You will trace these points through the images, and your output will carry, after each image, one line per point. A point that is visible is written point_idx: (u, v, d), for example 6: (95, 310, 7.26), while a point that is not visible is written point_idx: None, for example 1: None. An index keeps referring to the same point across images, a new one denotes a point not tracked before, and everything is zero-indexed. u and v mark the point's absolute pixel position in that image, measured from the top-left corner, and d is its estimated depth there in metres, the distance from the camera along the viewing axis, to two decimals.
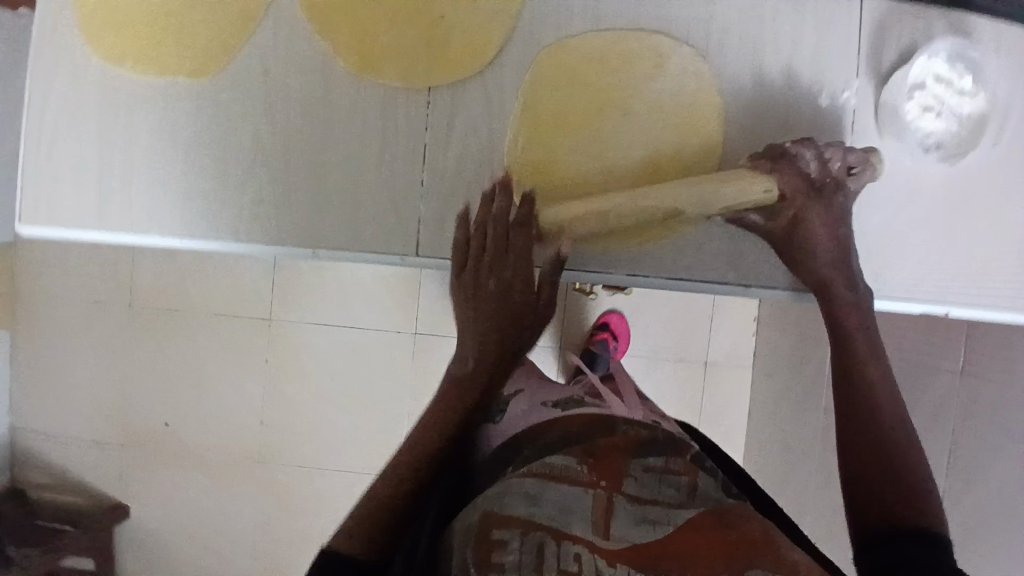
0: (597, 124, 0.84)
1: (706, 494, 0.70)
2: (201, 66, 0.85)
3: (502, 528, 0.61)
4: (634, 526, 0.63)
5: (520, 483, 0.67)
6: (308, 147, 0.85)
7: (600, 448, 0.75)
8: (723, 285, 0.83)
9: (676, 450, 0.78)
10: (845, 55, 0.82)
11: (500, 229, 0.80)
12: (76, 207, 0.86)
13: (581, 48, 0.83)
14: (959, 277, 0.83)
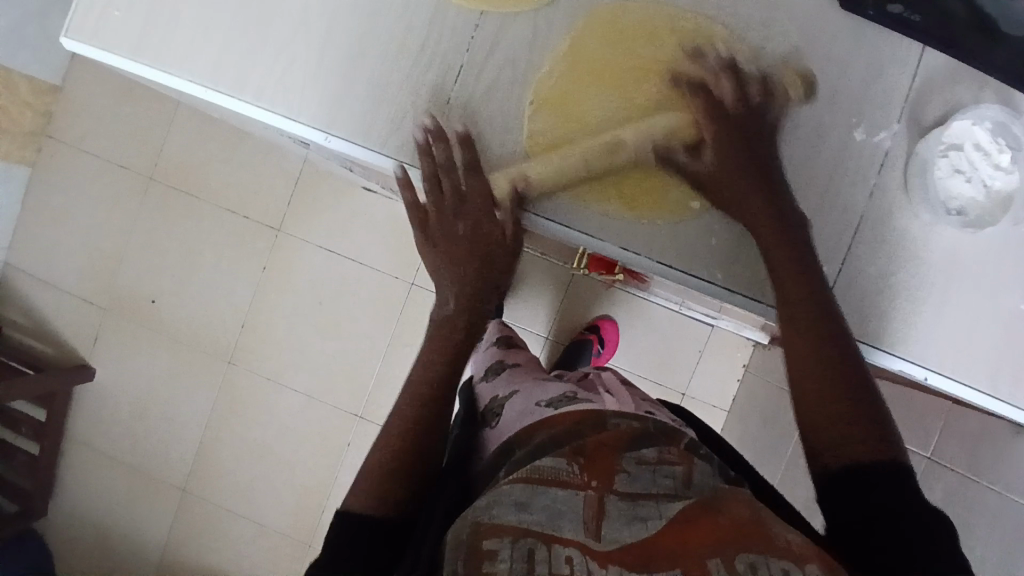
0: (630, 90, 0.71)
1: (706, 481, 0.59)
2: None
3: (492, 537, 0.52)
4: (628, 524, 0.53)
5: (508, 491, 0.56)
6: (329, 23, 0.72)
7: (587, 435, 0.62)
8: (720, 289, 0.72)
9: (672, 434, 0.65)
10: (892, 95, 0.72)
11: (452, 181, 0.71)
12: (119, 28, 0.73)
13: (637, 13, 0.72)
14: (935, 362, 0.74)
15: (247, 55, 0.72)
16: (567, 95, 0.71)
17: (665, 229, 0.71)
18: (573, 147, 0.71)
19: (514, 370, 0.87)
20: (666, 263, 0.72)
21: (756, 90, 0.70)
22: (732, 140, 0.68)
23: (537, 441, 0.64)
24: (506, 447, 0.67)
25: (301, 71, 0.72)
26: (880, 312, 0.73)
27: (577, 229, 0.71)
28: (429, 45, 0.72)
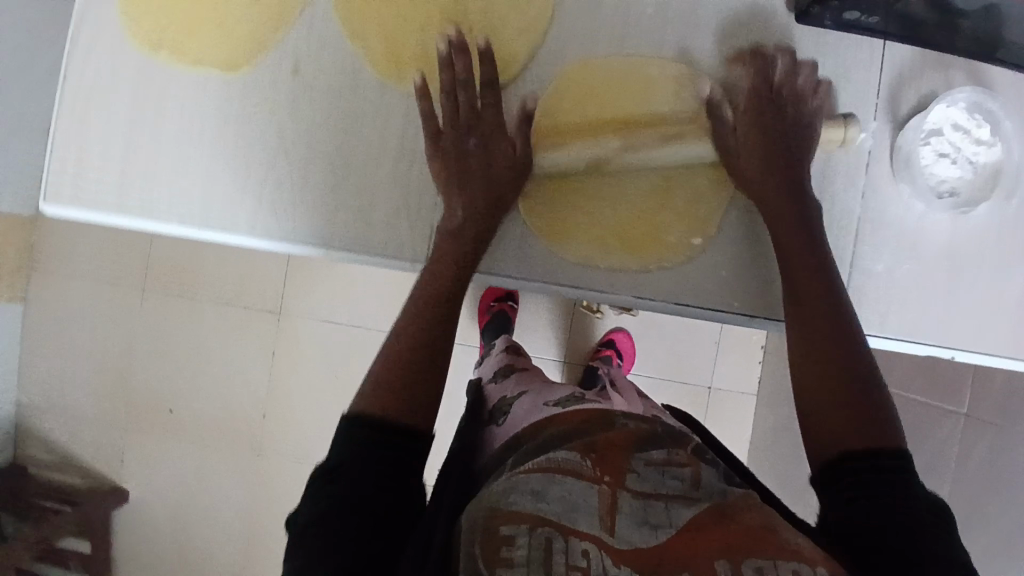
0: (614, 149, 0.70)
1: (715, 483, 0.57)
2: (238, 59, 0.71)
3: (508, 523, 0.50)
4: (642, 527, 0.52)
5: (523, 479, 0.55)
6: (303, 142, 0.72)
7: (598, 432, 0.61)
8: (733, 313, 0.72)
9: (681, 437, 0.63)
10: (864, 97, 0.73)
11: (468, 95, 0.69)
12: (98, 187, 0.73)
13: (602, 71, 0.72)
14: (958, 342, 0.75)
15: (234, 184, 0.72)
16: (552, 162, 0.72)
17: (675, 270, 0.72)
18: (570, 212, 0.72)
19: (518, 376, 0.88)
20: (680, 302, 0.72)
21: (809, 76, 0.71)
22: (762, 101, 0.70)
23: (547, 435, 0.62)
24: (514, 441, 0.65)
25: (289, 189, 0.72)
26: (892, 305, 0.74)
27: (590, 287, 0.72)
28: (410, 137, 0.71)
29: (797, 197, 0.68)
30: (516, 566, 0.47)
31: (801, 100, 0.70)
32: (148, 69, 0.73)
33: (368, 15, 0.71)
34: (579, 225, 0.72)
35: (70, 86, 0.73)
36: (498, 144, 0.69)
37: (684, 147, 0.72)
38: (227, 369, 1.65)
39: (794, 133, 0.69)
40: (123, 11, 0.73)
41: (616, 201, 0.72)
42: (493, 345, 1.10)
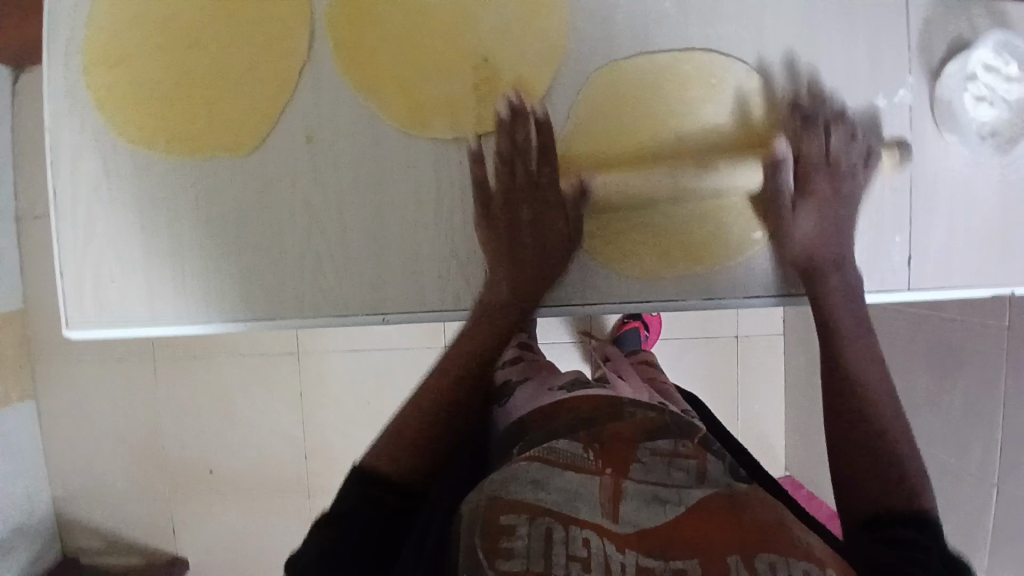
0: (657, 155, 0.68)
1: (722, 478, 0.53)
2: (244, 135, 0.67)
3: (508, 513, 0.47)
4: (647, 511, 0.49)
5: (524, 468, 0.51)
6: (330, 211, 0.67)
7: (604, 420, 0.58)
8: (786, 298, 0.70)
9: (688, 429, 0.59)
10: (897, 53, 0.70)
11: (525, 168, 0.67)
12: (123, 296, 0.69)
13: (632, 74, 0.67)
14: (1021, 278, 0.73)
15: (266, 267, 0.68)
16: (596, 183, 0.68)
17: (737, 270, 0.70)
18: (624, 231, 0.69)
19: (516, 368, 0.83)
20: (749, 294, 0.70)
21: (861, 152, 0.70)
22: (815, 168, 0.69)
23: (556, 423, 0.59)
24: (522, 426, 0.62)
25: (329, 262, 0.68)
26: (951, 257, 0.73)
27: (658, 300, 0.70)
28: (445, 184, 0.67)
29: (818, 263, 0.68)
30: (517, 559, 0.44)
31: (850, 172, 0.70)
32: (149, 165, 0.68)
33: (374, 64, 0.66)
34: (636, 244, 0.69)
35: (69, 199, 0.68)
36: (549, 223, 0.68)
37: (729, 147, 0.69)
38: (261, 428, 1.41)
39: (841, 202, 0.69)
40: (109, 106, 0.68)
41: (669, 215, 0.69)
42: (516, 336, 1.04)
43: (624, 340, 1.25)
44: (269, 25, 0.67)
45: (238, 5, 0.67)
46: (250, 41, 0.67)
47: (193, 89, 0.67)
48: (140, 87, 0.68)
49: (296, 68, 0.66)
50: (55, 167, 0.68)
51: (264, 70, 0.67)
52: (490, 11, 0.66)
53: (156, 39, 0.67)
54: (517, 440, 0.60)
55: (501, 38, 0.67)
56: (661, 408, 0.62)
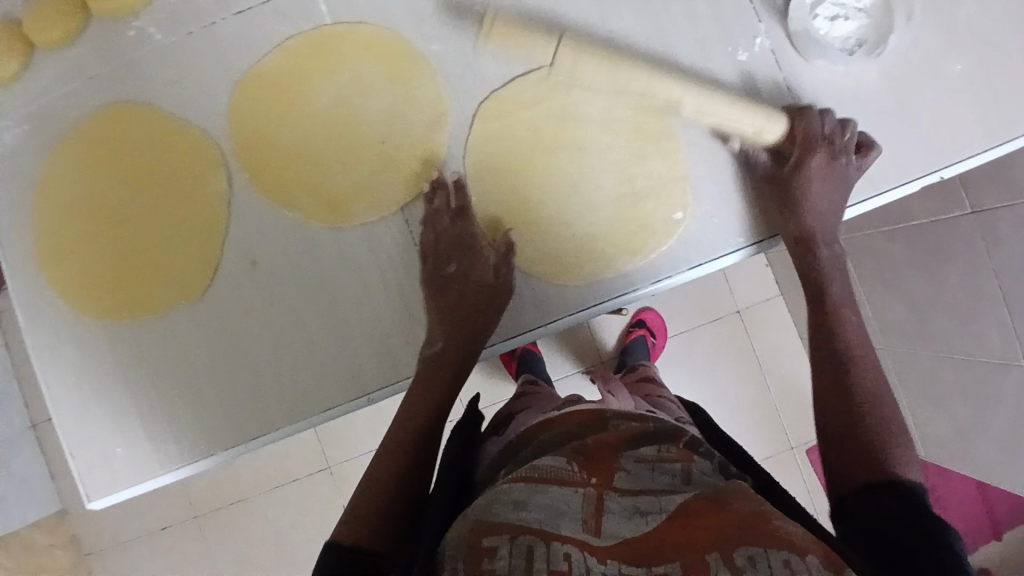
0: (555, 165, 0.73)
1: (705, 478, 0.58)
2: (194, 277, 0.72)
3: (490, 535, 0.50)
4: (628, 521, 0.52)
5: (509, 490, 0.54)
6: (292, 319, 0.72)
7: (591, 438, 0.63)
8: (737, 251, 0.74)
9: (674, 435, 0.65)
10: (742, 9, 0.76)
11: (445, 229, 0.71)
12: (132, 461, 0.72)
13: (512, 96, 0.74)
14: (940, 160, 0.75)
15: (249, 389, 0.72)
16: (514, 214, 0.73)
17: (673, 249, 0.74)
18: (568, 238, 0.73)
19: (516, 407, 0.86)
20: (694, 264, 0.74)
21: (851, 134, 0.71)
22: (806, 151, 0.71)
23: (541, 442, 0.64)
24: (511, 450, 0.66)
25: (305, 366, 0.72)
26: (868, 162, 0.76)
27: (609, 298, 0.74)
28: (387, 260, 0.73)
29: (808, 237, 0.71)
30: None
31: (844, 153, 0.71)
32: (120, 334, 0.73)
33: (288, 178, 0.72)
34: (572, 254, 0.73)
35: (60, 391, 0.73)
36: (478, 276, 0.70)
37: (625, 137, 0.74)
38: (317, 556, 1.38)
39: (836, 183, 0.71)
40: (70, 294, 0.73)
41: (597, 211, 0.73)
42: (520, 381, 1.06)
43: (634, 348, 1.24)
44: (187, 179, 0.73)
45: (156, 172, 0.73)
46: (175, 198, 0.73)
47: (139, 255, 0.73)
48: (93, 271, 0.73)
49: (221, 207, 0.73)
50: (41, 364, 0.73)
51: (195, 218, 0.73)
52: (371, 100, 0.73)
53: (93, 223, 0.74)
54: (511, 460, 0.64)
55: (389, 119, 0.73)
56: (644, 418, 0.68)
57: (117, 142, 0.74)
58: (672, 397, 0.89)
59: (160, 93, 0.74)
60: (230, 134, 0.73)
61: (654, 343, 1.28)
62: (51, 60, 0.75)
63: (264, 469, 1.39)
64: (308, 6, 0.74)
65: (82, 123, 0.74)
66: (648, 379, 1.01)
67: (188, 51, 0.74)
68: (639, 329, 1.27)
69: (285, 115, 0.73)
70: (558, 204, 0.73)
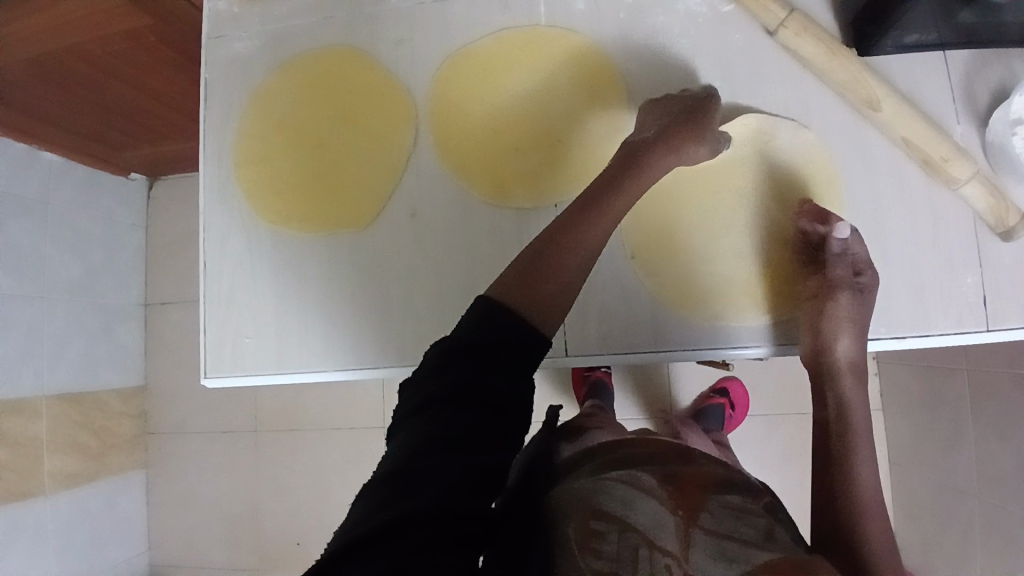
0: (711, 205, 0.75)
1: (788, 542, 0.55)
2: (358, 211, 0.79)
3: (598, 520, 0.53)
4: (718, 562, 0.51)
5: (613, 488, 0.57)
6: (431, 273, 0.78)
7: (680, 469, 0.62)
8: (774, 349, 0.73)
9: (757, 492, 0.63)
10: (939, 107, 0.75)
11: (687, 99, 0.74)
12: (257, 352, 0.80)
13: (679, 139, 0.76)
14: None
15: (373, 322, 0.78)
16: (654, 237, 0.76)
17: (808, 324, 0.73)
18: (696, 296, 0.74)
19: (586, 420, 0.88)
20: None
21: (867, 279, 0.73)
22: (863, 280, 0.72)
23: (623, 454, 0.65)
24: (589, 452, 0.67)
25: (428, 318, 0.77)
26: None
27: (726, 346, 0.73)
28: (529, 246, 0.77)
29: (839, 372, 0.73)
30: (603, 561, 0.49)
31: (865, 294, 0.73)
32: (281, 240, 0.81)
33: (466, 150, 0.79)
34: (704, 292, 0.74)
35: (217, 271, 0.82)
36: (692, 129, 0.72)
37: (773, 219, 0.74)
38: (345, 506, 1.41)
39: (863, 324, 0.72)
40: (252, 194, 0.83)
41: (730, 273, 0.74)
42: (590, 404, 1.07)
43: (710, 415, 1.21)
44: (380, 125, 0.81)
45: (355, 111, 0.82)
46: (364, 138, 0.81)
47: (318, 178, 0.81)
48: (276, 180, 0.82)
49: (402, 157, 0.80)
50: (208, 245, 0.83)
51: (376, 161, 0.80)
52: (560, 99, 0.78)
53: (290, 140, 0.83)
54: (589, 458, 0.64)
55: (572, 121, 0.78)
56: (728, 467, 0.68)
57: (332, 78, 0.83)
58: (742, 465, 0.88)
59: (380, 46, 0.82)
60: (428, 97, 0.80)
61: (732, 416, 1.23)
62: None
63: (326, 409, 1.43)
64: (530, 5, 0.80)
65: (308, 54, 0.84)
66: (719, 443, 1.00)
67: (413, 17, 0.82)
68: (721, 398, 1.22)
69: (481, 94, 0.79)
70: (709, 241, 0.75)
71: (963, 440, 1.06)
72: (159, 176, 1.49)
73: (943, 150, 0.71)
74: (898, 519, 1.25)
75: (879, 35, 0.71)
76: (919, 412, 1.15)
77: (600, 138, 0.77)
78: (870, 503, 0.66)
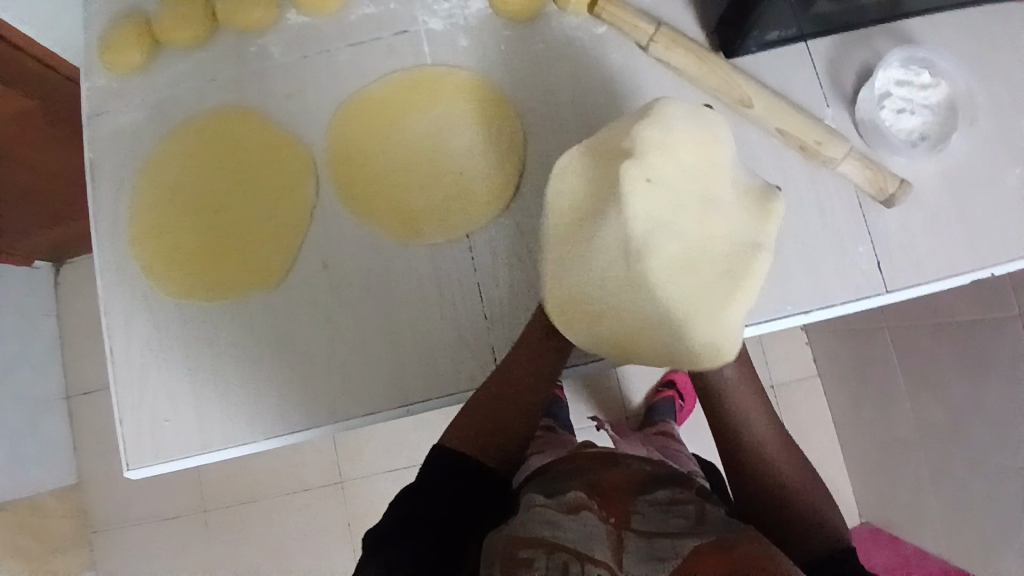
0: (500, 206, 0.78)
1: (719, 521, 0.56)
2: (267, 270, 0.77)
3: (526, 547, 0.52)
4: (650, 559, 0.51)
5: (541, 511, 0.57)
6: (350, 322, 0.76)
7: (607, 474, 0.63)
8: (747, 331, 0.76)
9: (686, 480, 0.64)
10: (811, 93, 0.80)
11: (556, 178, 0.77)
12: (179, 433, 0.76)
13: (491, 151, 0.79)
14: (992, 258, 0.77)
15: (297, 382, 0.75)
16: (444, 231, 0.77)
17: None
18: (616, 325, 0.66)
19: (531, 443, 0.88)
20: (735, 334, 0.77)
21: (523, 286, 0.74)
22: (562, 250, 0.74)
23: (556, 475, 0.65)
24: (525, 478, 0.67)
25: (354, 367, 0.75)
26: (920, 251, 0.77)
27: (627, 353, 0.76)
28: (446, 280, 0.77)
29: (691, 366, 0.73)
30: None
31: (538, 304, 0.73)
32: (190, 312, 0.78)
33: (369, 194, 0.78)
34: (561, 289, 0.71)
35: (124, 355, 0.78)
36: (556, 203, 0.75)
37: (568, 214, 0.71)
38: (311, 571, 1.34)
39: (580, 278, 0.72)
40: (152, 269, 0.79)
41: (644, 301, 0.64)
42: (540, 422, 1.07)
43: (660, 410, 1.22)
44: (278, 181, 0.79)
45: (252, 170, 0.80)
46: (264, 195, 0.79)
47: (221, 243, 0.79)
48: (176, 251, 0.79)
49: (305, 211, 0.78)
50: (112, 330, 0.79)
51: (279, 217, 0.78)
52: (456, 134, 0.79)
53: (186, 207, 0.80)
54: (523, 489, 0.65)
55: (471, 154, 0.78)
56: (657, 461, 0.69)
57: (223, 139, 0.81)
58: (689, 455, 0.90)
59: (268, 102, 0.81)
60: (325, 147, 0.79)
61: (682, 406, 1.26)
62: (177, 59, 0.83)
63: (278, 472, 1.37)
64: (413, 45, 0.81)
65: (195, 118, 0.81)
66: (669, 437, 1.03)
67: (299, 69, 0.81)
68: (668, 391, 1.24)
69: (378, 138, 0.79)
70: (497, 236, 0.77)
71: (895, 395, 1.12)
72: (67, 258, 1.40)
73: (817, 134, 0.76)
74: (853, 478, 1.30)
75: (743, 36, 0.76)
76: (852, 375, 1.21)
77: (499, 166, 0.78)
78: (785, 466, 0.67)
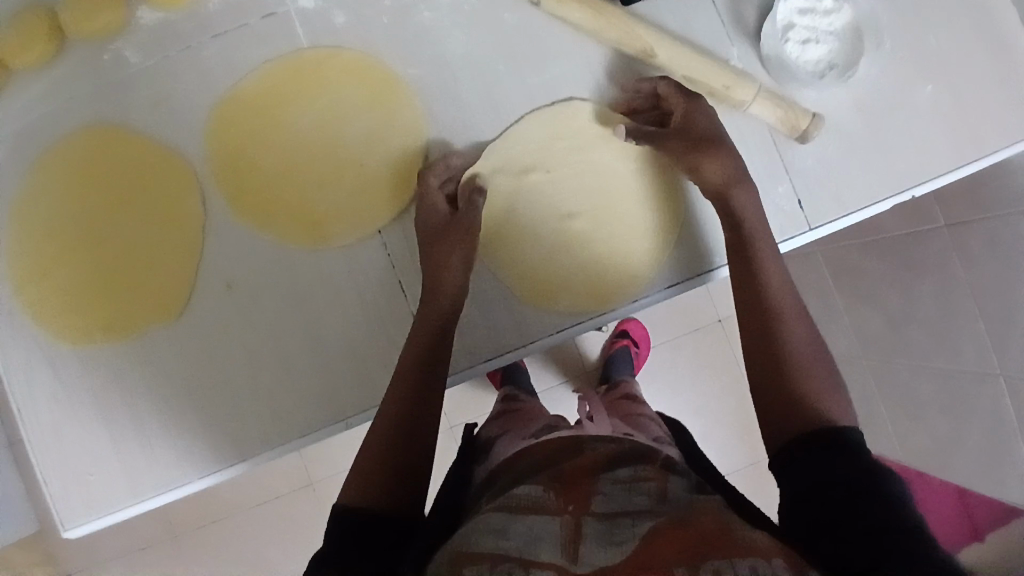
0: (404, 192, 0.73)
1: (680, 496, 0.56)
2: (168, 301, 0.72)
3: (471, 563, 0.48)
4: (605, 548, 0.50)
5: (488, 519, 0.53)
6: (268, 340, 0.72)
7: (567, 463, 0.61)
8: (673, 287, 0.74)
9: (648, 457, 0.63)
10: (716, 33, 0.77)
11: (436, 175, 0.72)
12: (107, 484, 0.71)
13: (389, 136, 0.73)
14: (912, 181, 0.77)
15: (223, 412, 0.71)
16: (348, 226, 0.72)
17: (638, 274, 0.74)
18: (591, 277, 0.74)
19: (491, 424, 0.85)
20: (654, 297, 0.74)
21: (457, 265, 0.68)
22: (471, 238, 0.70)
23: (517, 470, 0.63)
24: (489, 478, 0.65)
25: (281, 388, 0.71)
26: (841, 183, 0.76)
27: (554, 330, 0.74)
28: (362, 282, 0.73)
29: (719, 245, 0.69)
30: None
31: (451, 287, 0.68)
32: (93, 357, 0.72)
33: (264, 201, 0.72)
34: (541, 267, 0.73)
35: (32, 414, 0.72)
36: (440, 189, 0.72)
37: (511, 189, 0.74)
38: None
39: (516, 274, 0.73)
40: (43, 316, 0.73)
41: (588, 249, 0.74)
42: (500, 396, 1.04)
43: (616, 361, 1.20)
44: (162, 202, 0.73)
45: (133, 195, 0.73)
46: (150, 218, 0.73)
47: (112, 277, 0.73)
48: (64, 294, 0.73)
49: (198, 230, 0.72)
50: (12, 388, 0.73)
51: (170, 241, 0.72)
52: (352, 125, 0.73)
53: (66, 244, 0.73)
54: (488, 490, 0.62)
55: (367, 143, 0.73)
56: (621, 440, 0.67)
57: (93, 164, 0.73)
58: (648, 411, 0.90)
59: (137, 116, 0.74)
60: (208, 157, 0.73)
61: (638, 354, 1.24)
62: (26, 79, 0.74)
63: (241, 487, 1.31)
64: (288, 31, 0.74)
65: (61, 144, 0.74)
66: (628, 394, 1.02)
67: (165, 75, 0.74)
68: (622, 341, 1.22)
69: (267, 139, 0.73)
70: (401, 228, 0.73)
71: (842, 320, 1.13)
72: None
73: (724, 77, 0.73)
74: None
75: None
76: None
77: (396, 152, 0.73)
78: (794, 326, 0.63)
